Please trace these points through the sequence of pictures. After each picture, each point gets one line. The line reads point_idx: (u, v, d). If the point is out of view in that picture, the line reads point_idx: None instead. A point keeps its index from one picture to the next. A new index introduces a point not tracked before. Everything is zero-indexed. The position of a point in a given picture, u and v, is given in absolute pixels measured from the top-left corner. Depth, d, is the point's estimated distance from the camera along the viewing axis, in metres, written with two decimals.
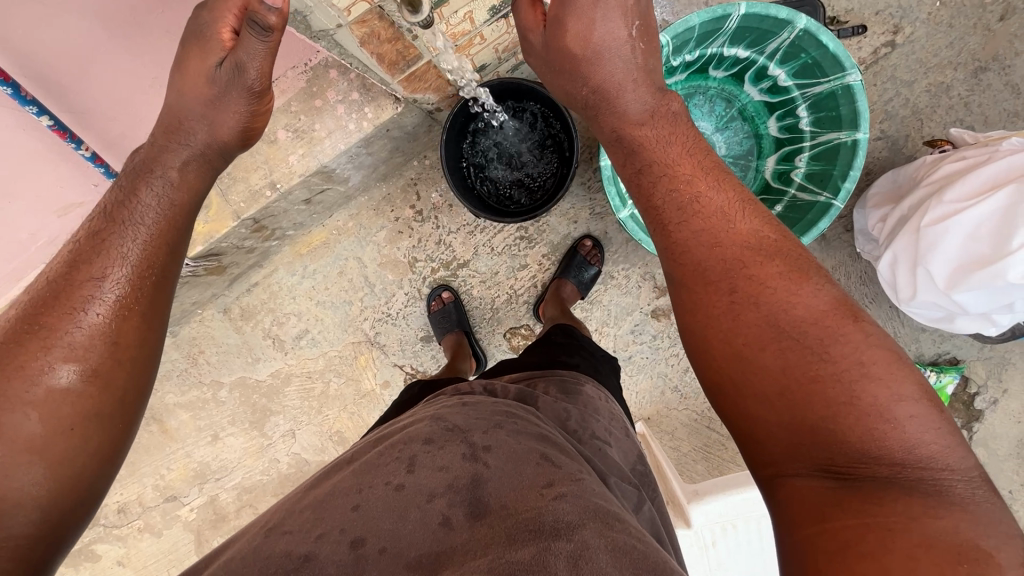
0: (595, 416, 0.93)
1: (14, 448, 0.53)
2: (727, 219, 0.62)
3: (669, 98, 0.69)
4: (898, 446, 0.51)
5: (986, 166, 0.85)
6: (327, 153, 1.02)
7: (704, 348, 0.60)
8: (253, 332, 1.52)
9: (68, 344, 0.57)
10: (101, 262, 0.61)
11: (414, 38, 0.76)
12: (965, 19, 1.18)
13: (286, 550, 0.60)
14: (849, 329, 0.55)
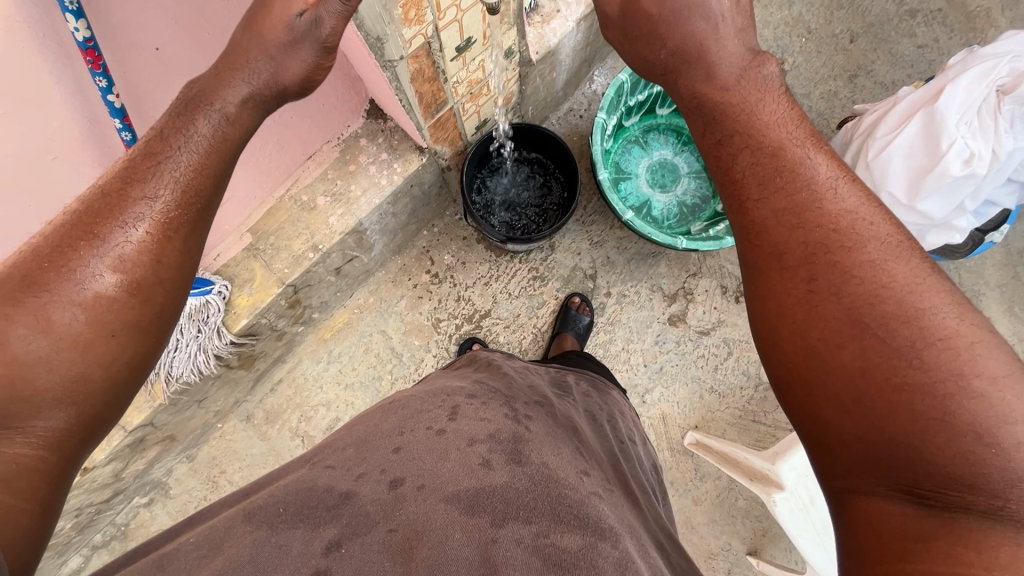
0: (622, 417, 1.01)
1: (58, 343, 0.55)
2: (818, 198, 0.61)
3: (761, 60, 0.70)
4: (998, 473, 0.50)
5: (896, 105, 1.09)
6: (363, 209, 1.13)
7: (775, 337, 0.61)
8: (279, 435, 1.44)
9: (115, 255, 0.59)
10: (146, 184, 0.62)
11: (445, 78, 0.94)
12: (827, 46, 1.57)
13: (327, 485, 0.62)
14: (953, 333, 0.53)
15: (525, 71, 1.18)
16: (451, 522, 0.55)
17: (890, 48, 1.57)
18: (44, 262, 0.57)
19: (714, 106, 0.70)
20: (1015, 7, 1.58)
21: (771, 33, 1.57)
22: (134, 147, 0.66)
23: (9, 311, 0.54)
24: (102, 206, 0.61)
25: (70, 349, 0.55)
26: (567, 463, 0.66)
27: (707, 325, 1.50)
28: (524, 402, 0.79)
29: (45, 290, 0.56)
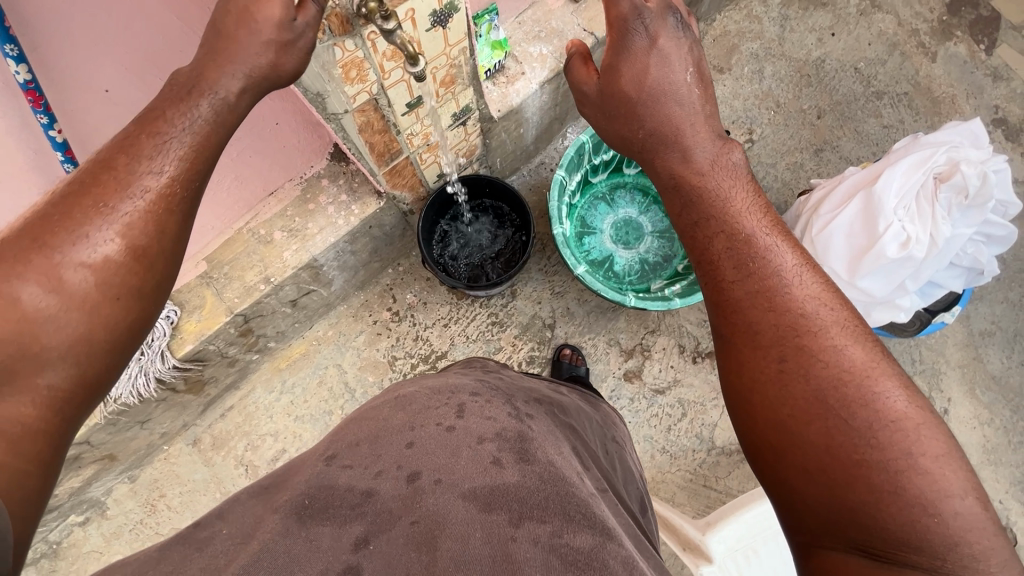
0: (612, 430, 1.03)
1: (50, 306, 0.55)
2: (785, 282, 0.69)
3: (729, 147, 0.78)
4: (941, 539, 0.57)
5: (841, 184, 1.12)
6: (318, 247, 1.17)
7: (750, 407, 0.68)
8: (223, 462, 1.43)
9: (122, 223, 0.59)
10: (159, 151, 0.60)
11: (397, 130, 0.99)
12: (794, 120, 1.62)
13: (348, 484, 0.65)
14: (903, 414, 0.61)
15: (487, 127, 1.23)
16: (471, 517, 0.58)
17: (856, 126, 1.62)
18: (52, 221, 0.57)
19: (693, 190, 0.78)
20: (979, 95, 1.63)
21: (741, 105, 1.63)
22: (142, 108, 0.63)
23: (19, 268, 0.55)
24: (113, 165, 0.59)
25: (61, 314, 0.56)
26: (564, 460, 0.70)
27: (663, 384, 1.49)
28: (525, 403, 0.84)
29: (42, 251, 0.56)
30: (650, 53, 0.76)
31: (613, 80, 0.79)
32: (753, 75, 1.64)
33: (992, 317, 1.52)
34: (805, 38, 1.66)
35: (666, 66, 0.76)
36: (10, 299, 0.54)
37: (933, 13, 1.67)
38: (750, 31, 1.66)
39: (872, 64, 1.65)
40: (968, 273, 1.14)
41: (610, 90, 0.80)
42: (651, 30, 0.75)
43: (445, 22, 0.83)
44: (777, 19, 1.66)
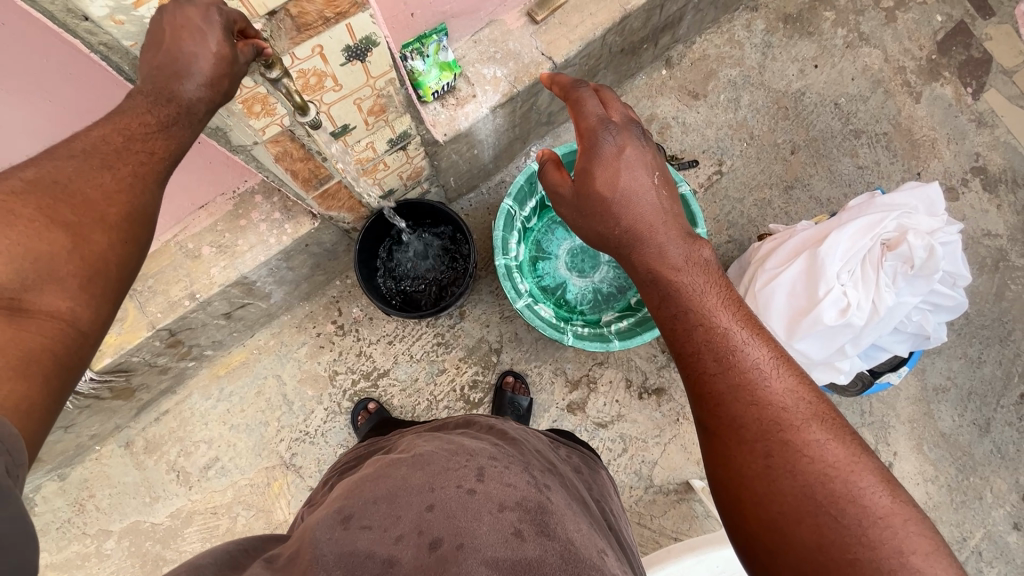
0: (610, 499, 0.95)
1: (28, 245, 0.53)
2: (764, 376, 0.66)
3: (699, 244, 0.79)
4: None
5: (790, 240, 1.08)
6: (247, 264, 1.13)
7: (740, 504, 0.63)
8: (155, 466, 1.42)
9: (65, 179, 0.57)
10: (125, 126, 0.60)
11: (322, 158, 0.94)
12: (767, 154, 1.57)
13: (368, 550, 0.61)
14: (890, 509, 0.56)
15: (433, 150, 1.18)
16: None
17: (830, 164, 1.56)
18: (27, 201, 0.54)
19: (669, 284, 0.77)
20: (961, 140, 1.57)
21: (714, 134, 1.57)
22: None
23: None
24: (89, 142, 0.60)
25: (34, 252, 0.53)
26: (585, 537, 0.67)
27: (606, 418, 1.46)
28: (539, 470, 0.79)
29: (18, 200, 0.54)
30: (618, 159, 0.80)
31: (588, 182, 0.82)
32: (729, 104, 1.58)
33: (948, 372, 1.49)
34: (786, 68, 1.60)
35: (633, 171, 0.80)
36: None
37: (922, 50, 1.60)
38: (730, 56, 1.59)
39: (854, 100, 1.59)
40: (914, 337, 1.09)
41: (584, 190, 0.83)
42: (619, 140, 0.81)
43: (363, 56, 0.78)
44: (760, 46, 1.60)
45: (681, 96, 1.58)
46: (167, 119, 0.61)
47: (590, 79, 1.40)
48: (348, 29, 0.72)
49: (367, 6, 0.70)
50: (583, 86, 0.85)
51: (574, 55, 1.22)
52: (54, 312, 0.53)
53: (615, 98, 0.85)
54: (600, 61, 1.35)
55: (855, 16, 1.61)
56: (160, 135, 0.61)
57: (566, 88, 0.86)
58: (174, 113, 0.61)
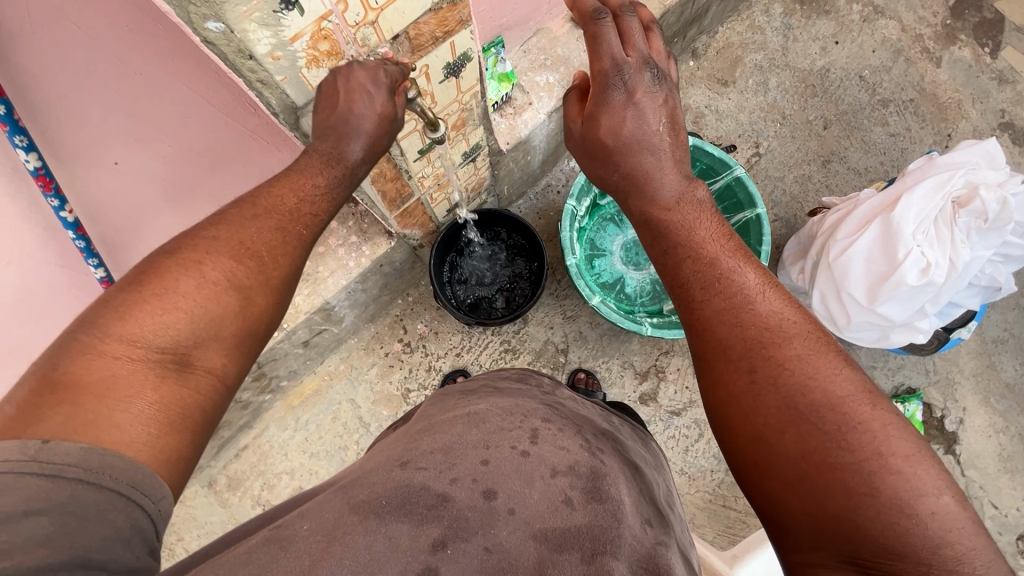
0: (668, 474, 0.84)
1: (207, 304, 0.56)
2: (750, 300, 0.65)
3: (696, 186, 0.75)
4: (921, 543, 0.51)
5: (858, 208, 1.11)
6: (329, 290, 1.15)
7: (726, 423, 0.62)
8: (240, 503, 1.42)
9: (249, 238, 0.60)
10: (300, 189, 0.65)
11: (409, 176, 0.96)
12: (801, 131, 1.60)
13: (422, 483, 0.53)
14: (869, 416, 0.56)
15: (496, 159, 1.21)
16: (541, 558, 0.49)
17: (863, 135, 1.60)
18: (204, 254, 0.58)
19: (662, 223, 0.74)
20: (985, 99, 1.62)
21: (747, 118, 1.61)
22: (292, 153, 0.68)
23: (181, 298, 0.55)
24: (270, 204, 0.63)
25: (214, 309, 0.56)
26: (635, 504, 0.59)
27: (679, 405, 1.48)
28: (592, 432, 0.70)
29: (206, 257, 0.57)
30: (626, 107, 0.73)
31: (593, 130, 0.76)
32: (758, 87, 1.62)
33: (1005, 324, 1.51)
34: (808, 47, 1.64)
35: (640, 119, 0.74)
36: (177, 325, 0.54)
37: (936, 17, 1.65)
38: (753, 42, 1.64)
39: (877, 71, 1.63)
40: (986, 290, 1.12)
41: (587, 137, 0.78)
42: (630, 82, 0.73)
43: (458, 72, 0.81)
44: (780, 29, 1.64)
45: (711, 84, 1.61)
46: (332, 182, 0.67)
47: None
48: (451, 47, 0.74)
49: (469, 23, 0.72)
50: (605, 13, 0.73)
51: None
52: (213, 371, 0.55)
53: (636, 26, 0.74)
54: None
55: None
56: (325, 198, 0.67)
57: (587, 16, 0.73)
58: (340, 174, 0.68)
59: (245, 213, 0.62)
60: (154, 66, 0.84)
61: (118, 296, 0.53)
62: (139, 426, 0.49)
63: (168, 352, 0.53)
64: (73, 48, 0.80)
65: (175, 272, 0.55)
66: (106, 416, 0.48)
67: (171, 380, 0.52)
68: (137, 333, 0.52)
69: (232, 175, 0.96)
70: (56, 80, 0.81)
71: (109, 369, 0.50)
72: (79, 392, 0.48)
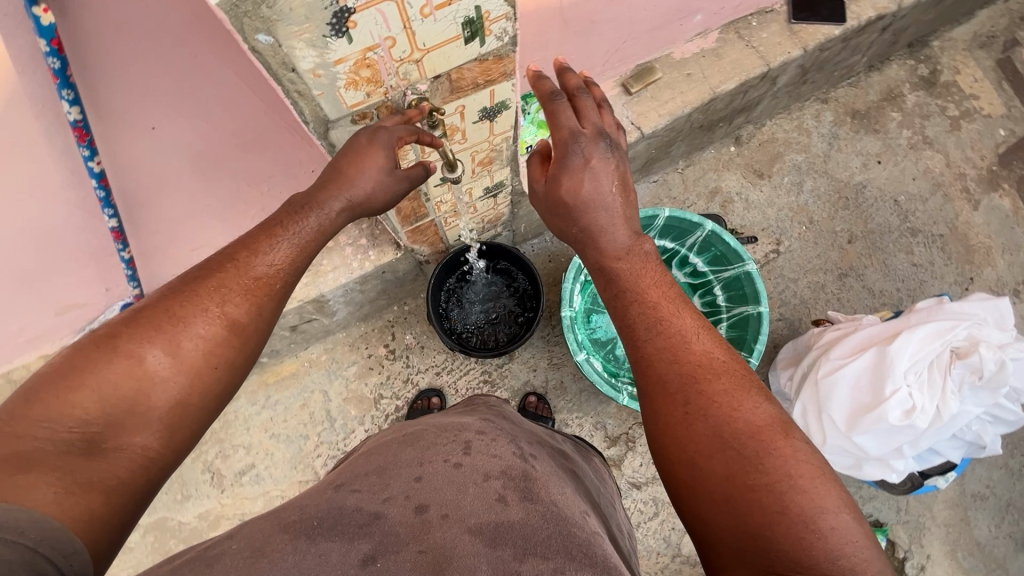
0: (608, 484, 0.94)
1: (142, 382, 0.54)
2: (685, 339, 0.68)
3: (643, 239, 0.78)
4: (823, 556, 0.54)
5: (856, 333, 1.10)
6: (328, 283, 1.18)
7: (665, 452, 0.64)
8: (191, 464, 1.41)
9: (226, 311, 0.60)
10: (267, 255, 0.64)
11: (427, 197, 0.99)
12: (824, 239, 1.60)
13: (356, 505, 0.57)
14: (782, 444, 0.60)
15: (518, 199, 1.23)
16: (477, 552, 0.52)
17: (885, 258, 1.60)
18: (146, 318, 0.56)
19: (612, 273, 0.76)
20: (1015, 252, 1.61)
21: (774, 214, 1.62)
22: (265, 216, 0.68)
23: (115, 366, 0.53)
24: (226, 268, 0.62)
25: (175, 385, 0.55)
26: (570, 501, 0.64)
27: (641, 479, 1.46)
28: (526, 442, 0.75)
29: (149, 331, 0.56)
30: (585, 169, 0.74)
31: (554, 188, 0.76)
32: (792, 186, 1.63)
33: (987, 480, 1.47)
34: (850, 160, 1.65)
35: (596, 182, 0.75)
36: (117, 384, 0.53)
37: (983, 161, 1.65)
38: (797, 142, 1.66)
39: (913, 199, 1.63)
40: (969, 445, 1.10)
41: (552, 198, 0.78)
42: (586, 151, 0.74)
43: (493, 116, 0.84)
44: (826, 136, 1.66)
45: (747, 173, 1.63)
46: (304, 250, 0.68)
47: (666, 148, 1.46)
48: (490, 94, 0.77)
49: (512, 77, 0.76)
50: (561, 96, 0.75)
51: (661, 127, 1.29)
52: (158, 447, 0.54)
53: (592, 105, 0.75)
54: (679, 134, 1.42)
55: (921, 120, 1.68)
56: (296, 262, 0.66)
57: (545, 97, 0.76)
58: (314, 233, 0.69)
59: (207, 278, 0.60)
60: (201, 48, 0.87)
61: (57, 368, 0.52)
62: (69, 500, 0.48)
63: (114, 426, 0.52)
64: (131, 25, 0.83)
65: (112, 347, 0.54)
66: (27, 484, 0.47)
67: (106, 459, 0.51)
68: (71, 407, 0.51)
69: (261, 159, 1.01)
70: (109, 45, 0.83)
71: (41, 442, 0.49)
72: (15, 464, 0.47)
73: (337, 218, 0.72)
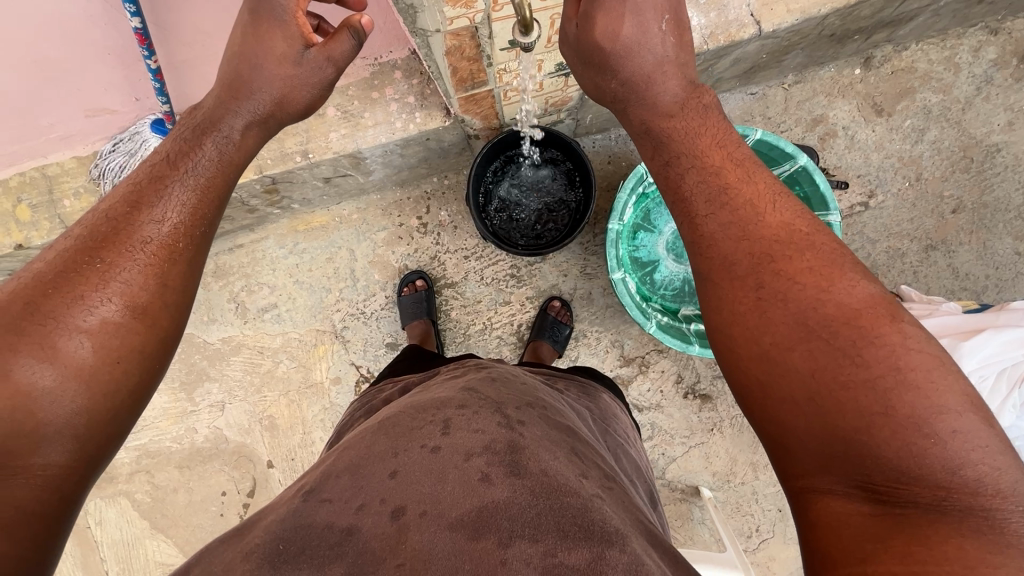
0: (613, 420, 0.94)
1: (22, 393, 0.49)
2: (757, 209, 0.57)
3: (701, 92, 0.67)
4: (940, 466, 0.45)
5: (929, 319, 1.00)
6: (366, 140, 1.08)
7: (730, 346, 0.54)
8: (218, 292, 1.46)
9: (120, 281, 0.55)
10: (147, 215, 0.59)
11: (489, 62, 0.85)
12: (925, 203, 1.39)
13: (326, 521, 0.55)
14: (888, 329, 0.49)
15: None
16: (457, 550, 0.51)
17: (986, 239, 1.39)
18: (27, 315, 0.51)
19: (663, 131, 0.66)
20: None
21: (878, 160, 1.39)
22: (134, 170, 0.63)
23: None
24: (97, 241, 0.56)
25: (65, 394, 0.51)
26: (562, 466, 0.61)
27: (644, 402, 1.45)
28: (516, 404, 0.72)
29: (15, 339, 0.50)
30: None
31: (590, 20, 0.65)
32: (911, 133, 1.38)
33: None
34: (993, 114, 1.37)
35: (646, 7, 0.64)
36: (2, 380, 0.48)
37: None
38: (939, 79, 1.37)
39: None
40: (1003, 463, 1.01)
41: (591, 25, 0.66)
42: None
43: None
44: (977, 78, 1.37)
45: (863, 106, 1.38)
46: (200, 205, 0.64)
47: (781, 55, 1.22)
48: None
49: None
50: None
51: (784, 28, 1.06)
52: (62, 463, 0.51)
53: None
54: (802, 40, 1.17)
55: None
56: (195, 223, 0.62)
57: None
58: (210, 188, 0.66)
59: (83, 250, 0.55)
60: None
61: None
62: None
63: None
64: None
65: None
66: None
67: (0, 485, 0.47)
68: None
69: None
70: None
71: None
72: None
73: (242, 140, 0.72)
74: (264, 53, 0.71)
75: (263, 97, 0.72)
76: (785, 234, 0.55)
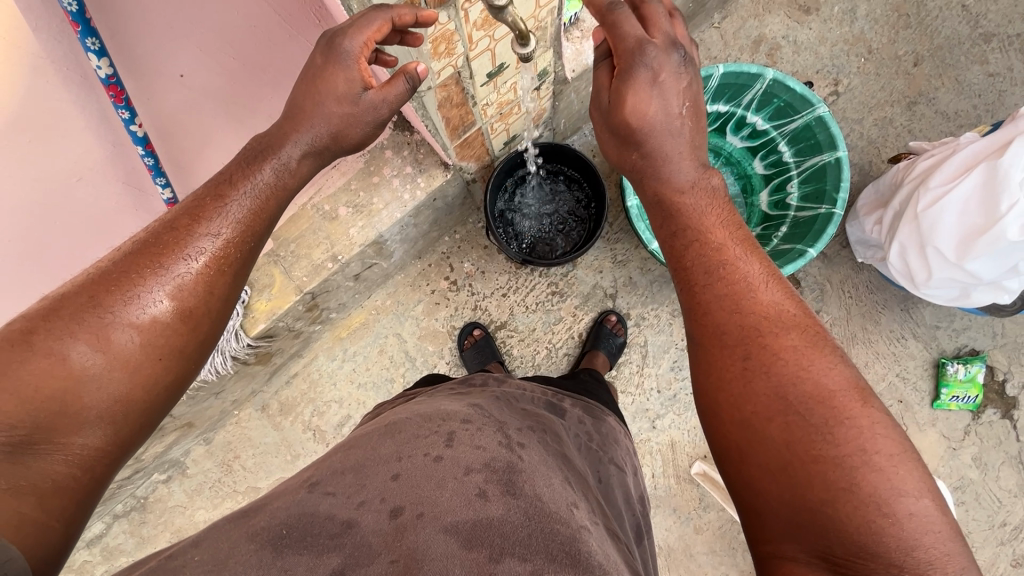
0: (618, 445, 0.91)
1: (70, 374, 0.55)
2: (752, 289, 0.63)
3: (712, 173, 0.72)
4: (898, 544, 0.51)
5: (956, 155, 1.04)
6: (384, 222, 1.13)
7: (715, 406, 0.61)
8: (292, 426, 1.46)
9: (175, 285, 0.61)
10: (198, 227, 0.65)
11: (473, 101, 0.90)
12: (888, 68, 1.45)
13: (329, 512, 0.55)
14: (858, 412, 0.55)
15: (560, 88, 1.11)
16: (450, 553, 0.50)
17: (957, 75, 1.44)
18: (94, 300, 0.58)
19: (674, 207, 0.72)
20: None
21: (828, 51, 1.46)
22: (202, 185, 0.70)
23: (74, 328, 0.56)
24: (162, 241, 0.63)
25: (111, 382, 0.57)
26: (558, 492, 0.60)
27: None
28: (517, 427, 0.71)
29: (68, 331, 0.56)
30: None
31: None
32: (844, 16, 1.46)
33: None
34: None
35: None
36: (61, 357, 0.55)
37: None
38: None
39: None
40: None
41: None
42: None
43: None
44: None
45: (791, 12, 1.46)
46: (251, 233, 0.69)
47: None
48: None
49: None
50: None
51: None
52: (98, 446, 0.56)
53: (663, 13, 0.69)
54: None
55: None
56: (236, 251, 0.66)
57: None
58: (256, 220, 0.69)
59: (137, 243, 0.63)
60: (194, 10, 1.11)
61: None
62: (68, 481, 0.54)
63: (43, 429, 0.53)
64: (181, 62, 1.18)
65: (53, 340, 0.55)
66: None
67: (41, 458, 0.53)
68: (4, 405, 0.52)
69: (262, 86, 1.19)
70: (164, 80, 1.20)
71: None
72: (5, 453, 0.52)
73: (298, 167, 0.74)
74: (327, 92, 0.72)
75: (321, 131, 0.74)
76: (772, 321, 0.61)
